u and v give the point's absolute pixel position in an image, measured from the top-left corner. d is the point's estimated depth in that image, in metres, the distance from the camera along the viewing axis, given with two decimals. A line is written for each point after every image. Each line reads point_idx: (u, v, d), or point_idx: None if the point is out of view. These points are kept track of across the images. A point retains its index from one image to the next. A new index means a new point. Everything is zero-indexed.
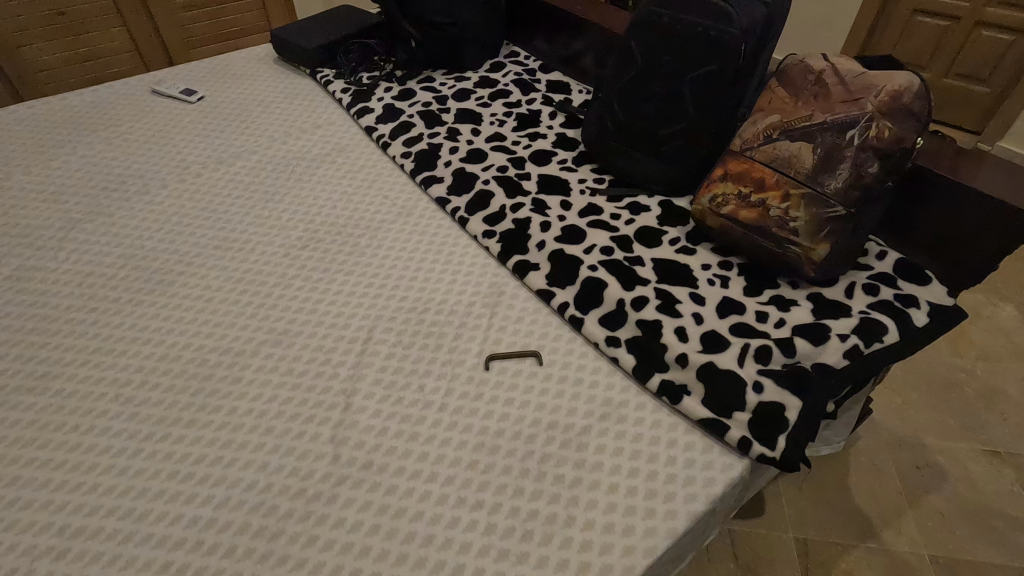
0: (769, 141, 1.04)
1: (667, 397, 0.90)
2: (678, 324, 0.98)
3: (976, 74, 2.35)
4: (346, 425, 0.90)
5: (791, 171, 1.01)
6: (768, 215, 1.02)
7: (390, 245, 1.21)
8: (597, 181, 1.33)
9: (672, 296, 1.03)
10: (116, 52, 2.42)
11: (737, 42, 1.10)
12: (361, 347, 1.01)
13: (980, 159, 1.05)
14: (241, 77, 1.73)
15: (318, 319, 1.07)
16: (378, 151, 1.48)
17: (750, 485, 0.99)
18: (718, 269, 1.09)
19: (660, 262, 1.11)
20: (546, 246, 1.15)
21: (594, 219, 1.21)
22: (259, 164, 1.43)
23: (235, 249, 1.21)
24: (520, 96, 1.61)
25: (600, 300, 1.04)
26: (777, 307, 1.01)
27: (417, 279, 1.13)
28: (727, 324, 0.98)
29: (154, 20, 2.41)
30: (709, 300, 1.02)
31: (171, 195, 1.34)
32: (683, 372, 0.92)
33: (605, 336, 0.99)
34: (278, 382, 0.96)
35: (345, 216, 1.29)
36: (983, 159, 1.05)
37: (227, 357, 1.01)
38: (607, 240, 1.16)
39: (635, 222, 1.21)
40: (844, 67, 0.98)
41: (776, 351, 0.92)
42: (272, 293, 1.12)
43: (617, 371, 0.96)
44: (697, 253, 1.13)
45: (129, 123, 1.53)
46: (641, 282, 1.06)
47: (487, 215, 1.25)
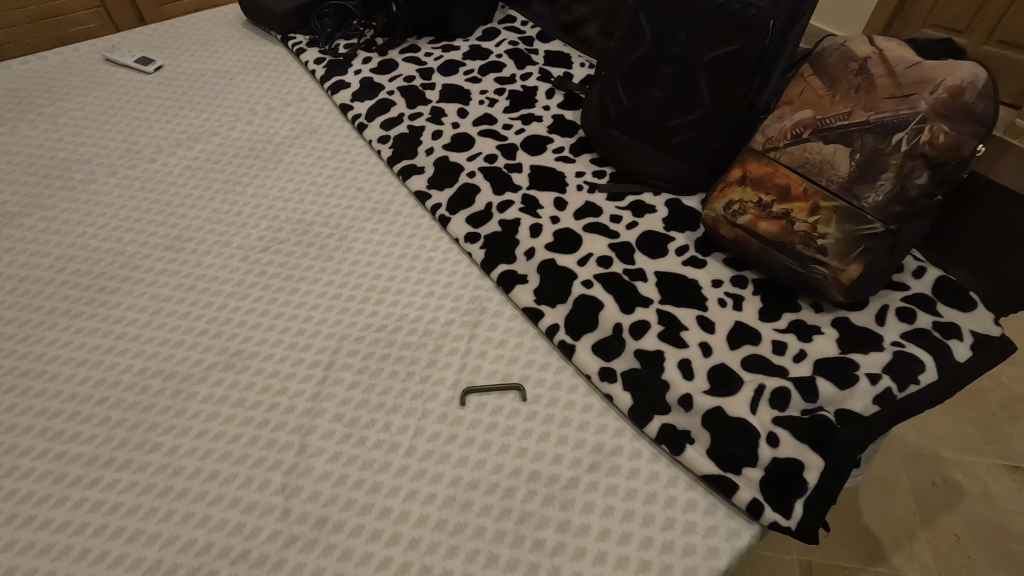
0: (797, 141, 0.88)
1: (666, 446, 0.78)
2: (683, 357, 0.85)
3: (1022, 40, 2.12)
4: (300, 472, 0.79)
5: (822, 178, 0.86)
6: (792, 229, 0.88)
7: (361, 248, 1.08)
8: (597, 175, 1.17)
9: (676, 320, 0.90)
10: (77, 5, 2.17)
11: (764, 18, 0.94)
12: (322, 374, 0.89)
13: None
14: (205, 44, 1.56)
15: (276, 338, 0.94)
16: (354, 134, 1.32)
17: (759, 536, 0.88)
18: (730, 286, 0.96)
19: (665, 277, 0.97)
20: (536, 255, 1.01)
21: (592, 222, 1.07)
22: (219, 148, 1.28)
23: (188, 251, 1.08)
24: (514, 70, 1.43)
25: (594, 324, 0.91)
26: (796, 337, 0.88)
27: (389, 291, 1.00)
28: (739, 357, 0.86)
29: None
30: (719, 326, 0.89)
31: (120, 183, 1.20)
32: (687, 416, 0.80)
33: (599, 368, 0.87)
34: (226, 415, 0.85)
35: (312, 213, 1.15)
36: None
37: (170, 383, 0.89)
38: (605, 248, 1.02)
39: (638, 226, 1.06)
40: (895, 54, 0.82)
41: (795, 394, 0.79)
42: (226, 305, 1.00)
43: (612, 410, 0.84)
44: (706, 267, 0.99)
45: (76, 97, 1.37)
46: (642, 302, 0.93)
47: (471, 214, 1.10)
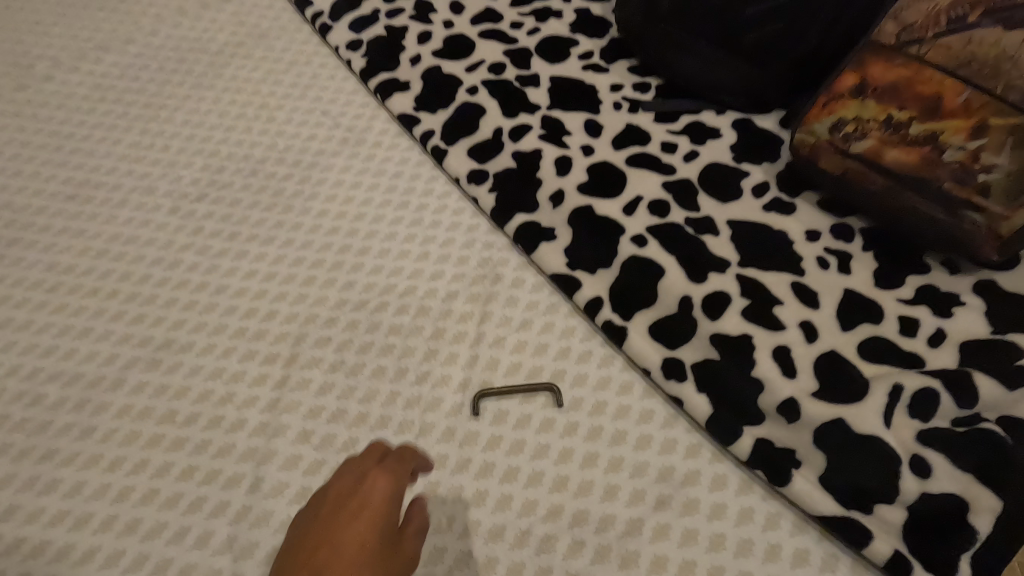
0: (959, 27, 0.60)
1: (764, 473, 0.57)
2: (779, 344, 0.62)
3: None
4: (253, 521, 0.57)
5: (994, 83, 0.59)
6: (940, 160, 0.62)
7: (329, 195, 0.80)
8: (639, 89, 0.88)
9: (766, 292, 0.65)
10: None
11: None
12: (281, 375, 0.66)
13: None
14: None
15: (217, 324, 0.70)
16: (315, 38, 1.00)
17: None
18: (831, 240, 0.71)
19: (743, 230, 0.72)
20: (566, 200, 0.75)
21: (638, 154, 0.80)
22: (137, 60, 0.97)
23: (96, 201, 0.81)
24: None
25: (652, 297, 0.66)
26: (929, 312, 0.64)
27: (370, 254, 0.75)
28: (854, 343, 0.62)
29: None
30: (823, 299, 0.65)
31: (4, 110, 0.90)
32: (790, 430, 0.58)
33: (662, 360, 0.63)
34: (151, 437, 0.62)
35: (263, 147, 0.86)
36: None
37: (74, 391, 0.65)
38: (658, 190, 0.75)
39: (700, 158, 0.79)
40: None
41: (945, 397, 0.56)
42: (148, 277, 0.74)
43: (681, 419, 0.61)
44: (796, 213, 0.73)
45: None
46: (716, 265, 0.68)
47: (474, 146, 0.82)
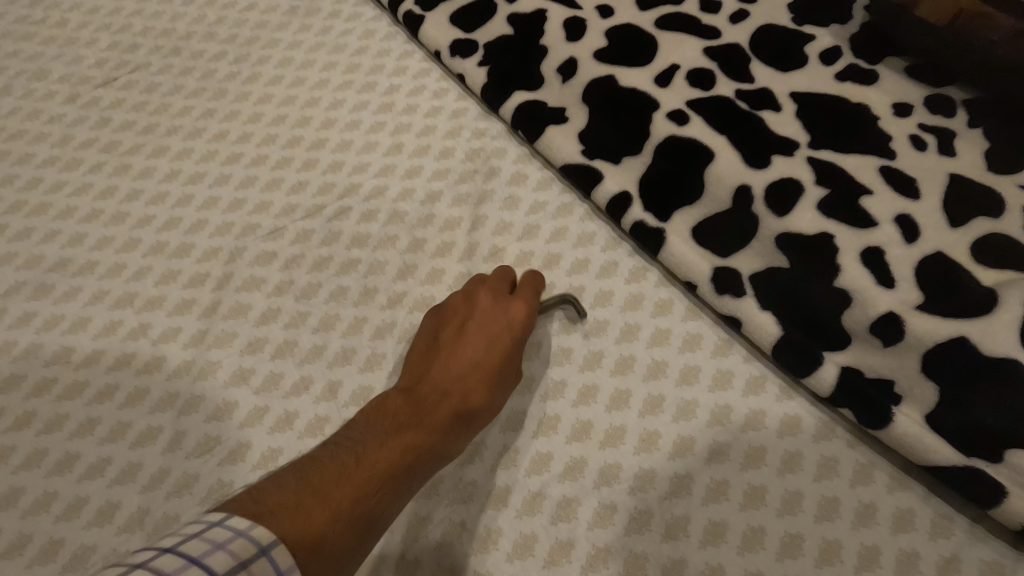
0: None
1: (853, 411, 0.43)
2: (870, 245, 0.46)
3: None
4: (172, 489, 0.43)
5: None
6: None
7: (272, 76, 0.62)
8: None
9: (848, 179, 0.49)
10: None
11: None
12: (211, 300, 0.50)
13: None
14: None
15: (128, 238, 0.54)
16: None
17: None
18: (926, 115, 0.54)
19: (811, 103, 0.55)
20: (579, 73, 0.57)
21: (671, 14, 0.62)
22: None
23: None
24: None
25: (696, 190, 0.50)
26: None
27: (326, 148, 0.58)
28: (969, 241, 0.47)
29: None
30: (924, 186, 0.49)
31: None
32: (888, 355, 0.43)
33: (711, 270, 0.48)
34: (39, 382, 0.47)
35: (187, 19, 0.67)
36: None
37: None
38: (699, 57, 0.58)
39: (751, 18, 0.61)
40: None
41: None
42: (38, 181, 0.57)
43: (737, 342, 0.47)
44: (879, 83, 0.56)
45: None
46: (781, 147, 0.51)
47: (459, 10, 0.64)
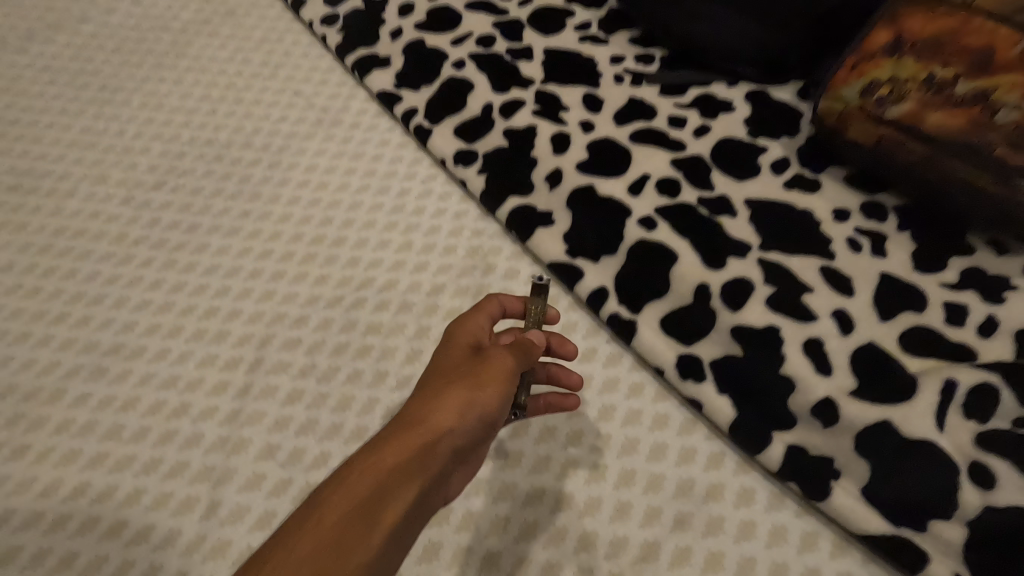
0: None
1: (800, 485, 0.49)
2: (811, 337, 0.54)
3: None
4: (206, 553, 0.49)
5: None
6: (988, 121, 0.54)
7: (300, 181, 0.72)
8: (642, 61, 0.80)
9: (792, 278, 0.58)
10: None
11: None
12: (244, 382, 0.58)
13: None
14: None
15: (173, 325, 0.62)
16: (287, 15, 0.91)
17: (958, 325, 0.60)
18: (862, 220, 0.63)
19: (763, 209, 0.64)
20: (563, 182, 0.67)
21: (643, 129, 0.72)
22: (93, 41, 0.88)
23: (43, 193, 0.73)
24: None
25: (663, 287, 0.59)
26: (978, 298, 0.57)
27: (345, 246, 0.67)
28: (896, 334, 0.54)
29: None
30: (858, 285, 0.58)
31: None
32: (827, 435, 0.50)
33: (676, 358, 0.55)
34: (94, 456, 0.54)
35: (227, 130, 0.78)
36: None
37: (10, 405, 0.58)
38: (667, 168, 0.68)
39: (711, 132, 0.72)
40: None
41: (1006, 394, 0.48)
42: (97, 274, 0.66)
43: (700, 422, 0.54)
44: (822, 191, 0.66)
45: None
46: (735, 249, 0.60)
47: (462, 125, 0.74)
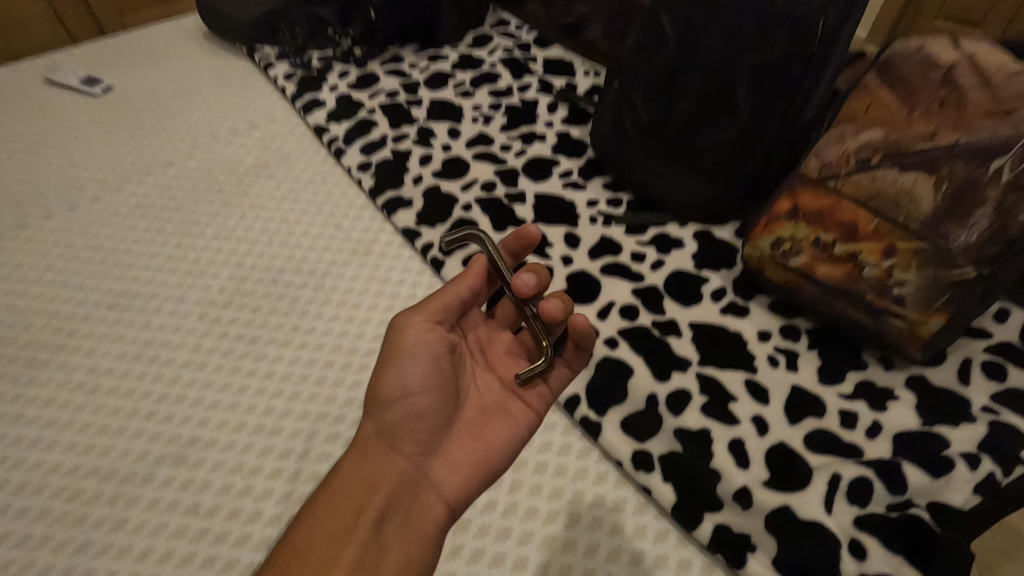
0: (863, 169, 0.71)
1: (725, 556, 0.63)
2: (735, 437, 0.70)
3: None
4: None
5: (898, 215, 0.69)
6: (860, 275, 0.73)
7: (340, 301, 0.91)
8: (613, 204, 1.01)
9: (722, 389, 0.74)
10: None
11: (816, 17, 0.77)
12: (294, 469, 0.74)
13: None
14: (160, 58, 1.36)
15: (238, 421, 0.79)
16: (330, 160, 1.14)
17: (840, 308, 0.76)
18: (780, 340, 0.80)
19: (702, 331, 0.82)
20: None
21: (611, 262, 0.91)
22: (175, 181, 1.10)
23: (135, 309, 0.91)
24: (511, 81, 1.27)
25: (622, 395, 0.75)
26: (866, 406, 0.73)
27: (375, 355, 0.84)
28: (802, 435, 0.70)
29: None
30: (773, 395, 0.74)
31: (58, 228, 1.02)
32: (745, 516, 0.65)
33: (631, 453, 0.71)
34: (177, 528, 0.70)
35: (282, 257, 0.98)
36: None
37: (109, 486, 0.73)
38: (628, 296, 0.86)
39: (665, 265, 0.91)
40: (988, 61, 0.65)
41: (878, 485, 0.65)
42: (177, 378, 0.83)
43: (650, 507, 0.68)
44: (750, 315, 0.84)
45: (10, 124, 1.19)
46: (679, 365, 0.77)
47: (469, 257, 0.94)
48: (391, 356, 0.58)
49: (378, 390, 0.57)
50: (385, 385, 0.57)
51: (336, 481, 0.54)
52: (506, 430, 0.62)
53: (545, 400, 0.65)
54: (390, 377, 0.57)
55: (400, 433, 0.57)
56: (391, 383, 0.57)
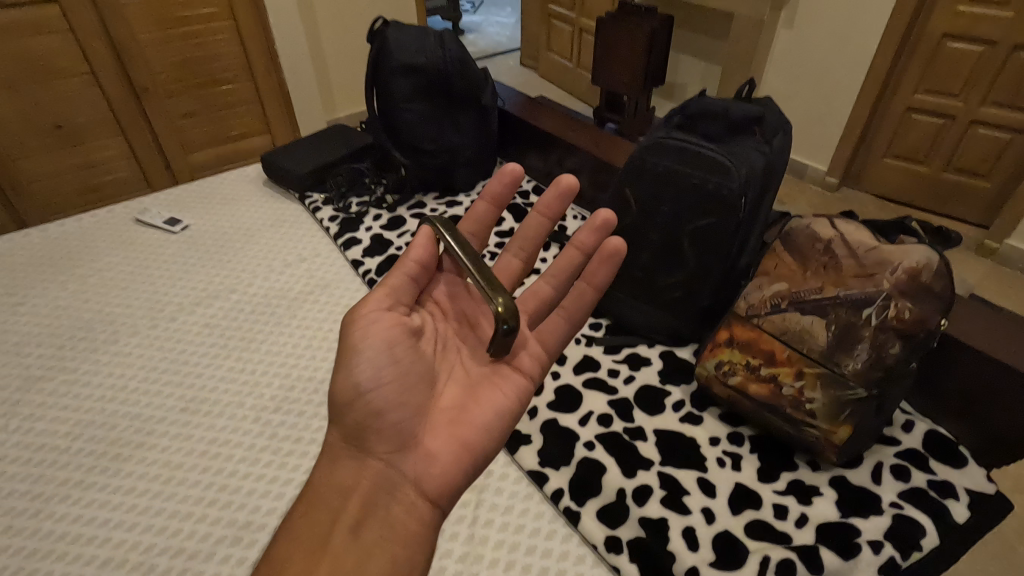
0: (777, 310, 0.96)
1: None
2: (687, 524, 0.88)
3: (916, 155, 2.46)
4: None
5: (803, 347, 0.92)
6: (781, 392, 0.93)
7: None
8: (594, 327, 1.24)
9: (678, 484, 0.93)
10: (107, 148, 2.27)
11: (737, 196, 1.03)
12: None
13: (984, 315, 0.99)
14: (228, 202, 1.67)
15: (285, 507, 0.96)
16: (364, 288, 1.40)
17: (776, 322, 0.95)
18: (727, 444, 0.99)
19: (663, 436, 1.01)
20: (539, 413, 1.06)
21: (591, 376, 1.12)
22: (238, 305, 1.35)
23: (202, 412, 1.12)
24: (513, 222, 1.55)
25: (599, 488, 0.93)
26: (795, 500, 0.90)
27: None
28: (741, 523, 0.88)
29: (150, 121, 2.31)
30: (720, 490, 0.92)
31: (142, 343, 1.25)
32: None
33: (604, 537, 0.87)
34: None
35: (323, 369, 1.20)
36: (988, 316, 0.98)
37: (177, 561, 0.89)
38: (605, 406, 1.06)
39: (636, 379, 1.11)
40: (855, 238, 0.91)
41: (800, 566, 0.82)
42: (236, 470, 1.02)
43: None
44: (703, 423, 1.03)
45: (107, 256, 1.47)
46: (643, 464, 0.96)
47: None
48: (345, 359, 0.70)
49: (341, 396, 0.69)
50: (345, 391, 0.69)
51: (314, 491, 0.66)
52: (476, 400, 0.74)
53: (527, 364, 0.79)
54: (345, 381, 0.69)
55: (368, 435, 0.68)
56: (348, 388, 0.69)
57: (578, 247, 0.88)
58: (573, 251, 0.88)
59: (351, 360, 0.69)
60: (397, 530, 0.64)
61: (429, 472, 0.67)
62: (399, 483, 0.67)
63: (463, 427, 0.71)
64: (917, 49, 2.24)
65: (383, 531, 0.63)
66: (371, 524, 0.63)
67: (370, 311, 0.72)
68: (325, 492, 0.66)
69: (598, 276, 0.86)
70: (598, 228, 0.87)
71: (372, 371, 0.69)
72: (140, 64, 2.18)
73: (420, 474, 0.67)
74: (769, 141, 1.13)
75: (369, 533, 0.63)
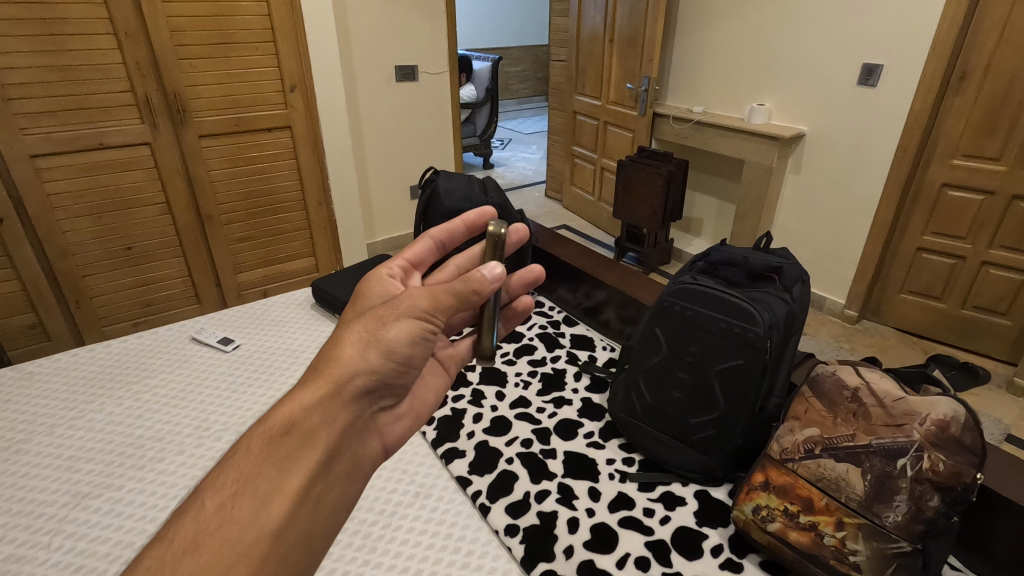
0: (811, 455, 0.99)
1: None
2: None
3: (931, 291, 2.51)
4: None
5: (840, 496, 0.95)
6: (822, 542, 0.95)
7: None
8: (626, 462, 1.26)
9: None
10: (166, 265, 2.45)
11: (762, 340, 1.10)
12: None
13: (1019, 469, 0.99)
14: (278, 324, 1.79)
15: None
16: None
17: (813, 474, 0.98)
18: None
19: None
20: (575, 553, 1.05)
21: (627, 515, 1.12)
22: None
23: None
24: (544, 351, 1.62)
25: None
26: None
27: None
28: None
29: (208, 242, 2.51)
30: None
31: (186, 462, 1.28)
32: None
33: None
34: None
35: None
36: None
37: None
38: (642, 547, 1.05)
39: (671, 520, 1.11)
40: (881, 387, 0.96)
41: None
42: None
43: None
44: (744, 571, 1.01)
45: (162, 373, 1.56)
46: None
47: (510, 503, 1.17)
48: (400, 332, 0.60)
49: (381, 355, 0.59)
50: (383, 343, 0.60)
51: (279, 436, 0.53)
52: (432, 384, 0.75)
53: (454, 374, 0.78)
54: (400, 328, 0.60)
55: (378, 389, 0.61)
56: (398, 342, 0.60)
57: (455, 223, 0.77)
58: (444, 226, 0.76)
59: (411, 336, 0.60)
60: (358, 470, 0.59)
61: (392, 430, 0.65)
62: (373, 433, 0.63)
63: (423, 403, 0.72)
64: (919, 196, 2.40)
65: (352, 476, 0.58)
66: (344, 463, 0.57)
67: (436, 314, 0.61)
68: (301, 433, 0.54)
69: (429, 257, 0.77)
70: (475, 229, 0.78)
71: (424, 345, 0.62)
72: (209, 196, 2.43)
73: (388, 429, 0.65)
74: (789, 289, 1.20)
75: (342, 489, 0.57)
